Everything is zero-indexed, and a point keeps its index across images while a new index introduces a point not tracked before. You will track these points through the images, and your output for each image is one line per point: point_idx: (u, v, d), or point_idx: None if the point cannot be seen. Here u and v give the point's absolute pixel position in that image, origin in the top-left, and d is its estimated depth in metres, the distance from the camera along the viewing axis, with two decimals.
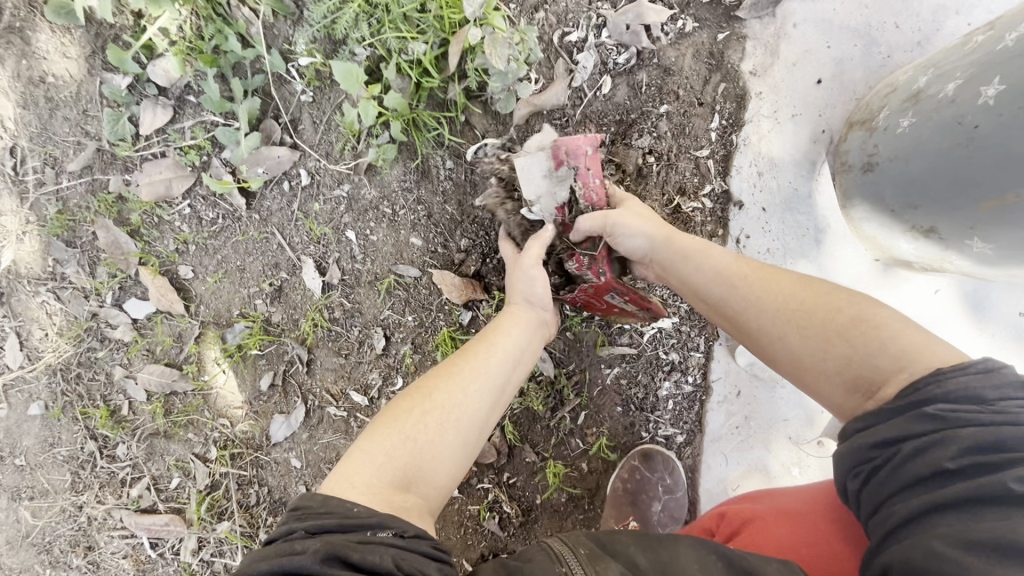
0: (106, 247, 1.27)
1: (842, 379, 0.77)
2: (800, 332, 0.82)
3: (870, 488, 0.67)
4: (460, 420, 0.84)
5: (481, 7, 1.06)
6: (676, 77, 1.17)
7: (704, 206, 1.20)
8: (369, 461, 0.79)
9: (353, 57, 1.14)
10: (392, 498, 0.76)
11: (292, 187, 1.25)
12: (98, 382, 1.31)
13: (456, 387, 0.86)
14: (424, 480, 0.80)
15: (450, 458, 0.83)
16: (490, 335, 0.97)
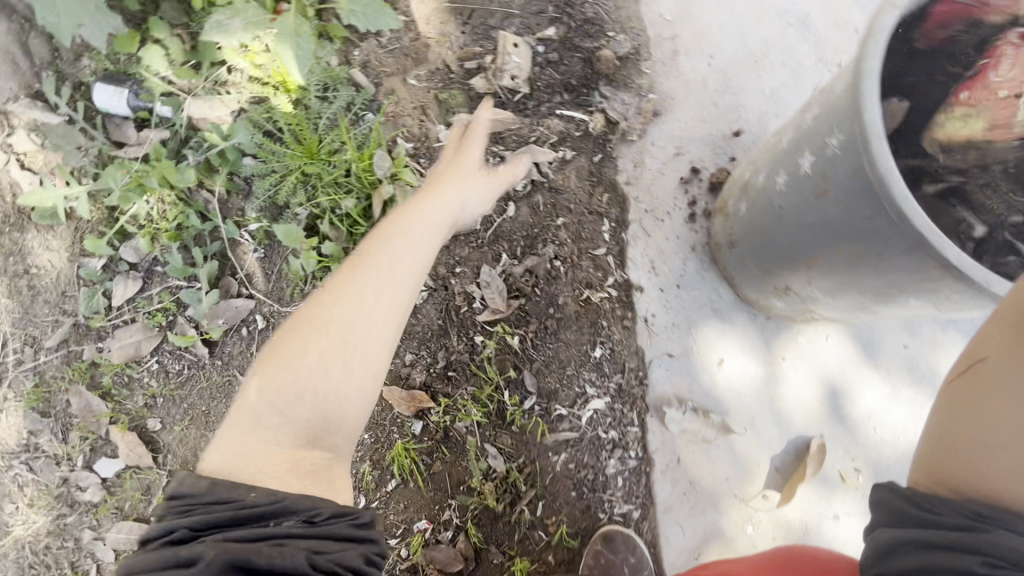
0: (79, 411, 1.37)
1: (971, 477, 0.64)
2: (983, 426, 0.65)
3: (914, 538, 0.61)
4: (357, 342, 0.89)
5: (391, 167, 1.34)
6: (566, 194, 1.41)
7: (610, 294, 1.38)
8: (268, 421, 0.85)
9: (296, 217, 1.34)
10: (299, 460, 0.84)
11: (250, 331, 1.40)
12: (66, 549, 1.33)
13: (342, 305, 0.91)
14: (336, 433, 0.87)
15: (354, 394, 0.88)
16: (377, 251, 0.97)
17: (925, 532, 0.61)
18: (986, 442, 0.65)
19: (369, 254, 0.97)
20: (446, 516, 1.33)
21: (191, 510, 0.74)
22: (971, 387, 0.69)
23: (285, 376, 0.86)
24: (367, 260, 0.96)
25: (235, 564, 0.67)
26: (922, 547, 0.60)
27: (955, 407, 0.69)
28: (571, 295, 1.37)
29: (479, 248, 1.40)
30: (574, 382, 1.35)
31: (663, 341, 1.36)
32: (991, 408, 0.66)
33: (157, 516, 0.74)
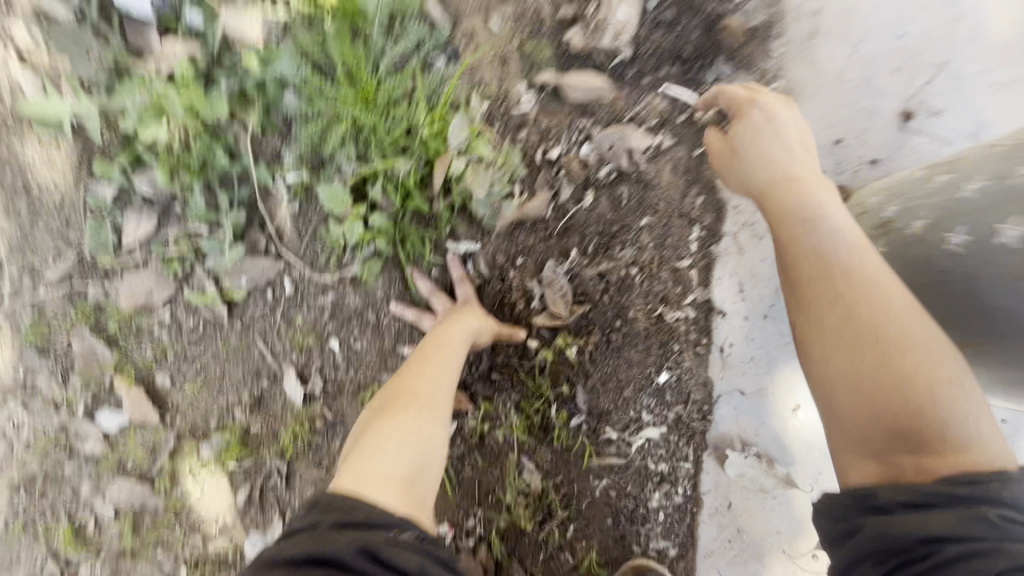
0: (81, 356, 1.24)
1: (887, 437, 0.80)
2: (861, 358, 0.81)
3: (869, 557, 0.75)
4: (438, 406, 1.05)
5: (465, 138, 1.12)
6: (656, 191, 1.21)
7: (687, 315, 1.20)
8: (380, 461, 0.97)
9: (340, 172, 1.15)
10: (410, 493, 0.96)
11: (276, 296, 1.24)
12: (64, 498, 1.25)
13: (425, 377, 1.07)
14: (425, 477, 1.00)
15: (438, 449, 1.03)
16: (445, 330, 1.13)
17: (853, 534, 0.78)
18: (878, 380, 0.80)
19: (438, 337, 1.12)
20: (470, 524, 1.23)
21: (342, 512, 0.88)
22: (838, 324, 0.84)
23: (390, 441, 1.00)
24: (436, 335, 1.12)
25: (364, 551, 0.81)
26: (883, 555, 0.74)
27: (844, 352, 0.83)
28: (643, 309, 1.20)
29: (546, 238, 1.20)
30: (630, 405, 1.21)
31: (736, 375, 1.21)
32: (863, 345, 0.82)
33: (308, 511, 0.91)
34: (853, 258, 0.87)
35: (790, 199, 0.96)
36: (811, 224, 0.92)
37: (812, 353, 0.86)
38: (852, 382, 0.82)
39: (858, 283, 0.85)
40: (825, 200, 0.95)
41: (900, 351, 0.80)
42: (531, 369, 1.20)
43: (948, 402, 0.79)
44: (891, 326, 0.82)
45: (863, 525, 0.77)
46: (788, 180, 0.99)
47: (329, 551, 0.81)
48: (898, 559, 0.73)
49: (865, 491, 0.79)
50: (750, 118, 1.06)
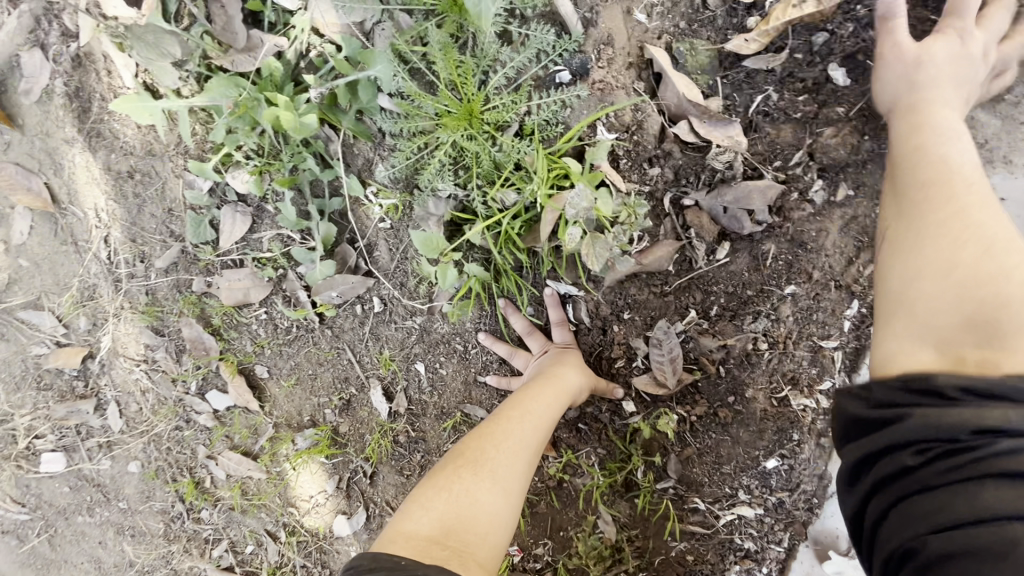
0: (190, 341, 1.31)
1: (957, 324, 0.65)
2: (931, 246, 0.69)
3: (910, 441, 0.62)
4: (491, 459, 0.92)
5: (590, 204, 0.89)
6: (811, 253, 0.97)
7: (818, 402, 1.02)
8: (413, 517, 0.87)
9: (436, 195, 1.01)
10: (430, 550, 0.82)
11: (365, 311, 1.20)
12: (185, 455, 1.41)
13: (487, 433, 0.95)
14: (465, 534, 0.85)
15: (485, 508, 0.88)
16: (528, 385, 1.02)
17: (879, 422, 0.65)
18: (954, 265, 0.67)
19: (519, 391, 1.02)
20: (539, 551, 1.24)
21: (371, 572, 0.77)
22: (924, 228, 0.71)
23: (427, 492, 0.90)
24: (518, 394, 1.01)
25: None
26: (919, 446, 0.61)
27: (924, 241, 0.70)
28: (764, 389, 1.04)
29: (660, 294, 1.04)
30: (726, 480, 1.10)
31: None
32: (955, 236, 0.68)
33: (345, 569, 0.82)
34: (936, 168, 0.74)
35: (917, 107, 0.78)
36: (943, 135, 0.75)
37: (902, 227, 0.73)
38: (926, 276, 0.69)
39: (951, 182, 0.72)
40: (962, 127, 0.77)
41: (984, 251, 0.66)
42: (622, 428, 1.13)
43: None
44: (1001, 227, 0.67)
45: (902, 414, 0.63)
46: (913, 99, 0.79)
47: None
48: (944, 448, 0.60)
49: (903, 393, 0.65)
50: (943, 45, 0.78)
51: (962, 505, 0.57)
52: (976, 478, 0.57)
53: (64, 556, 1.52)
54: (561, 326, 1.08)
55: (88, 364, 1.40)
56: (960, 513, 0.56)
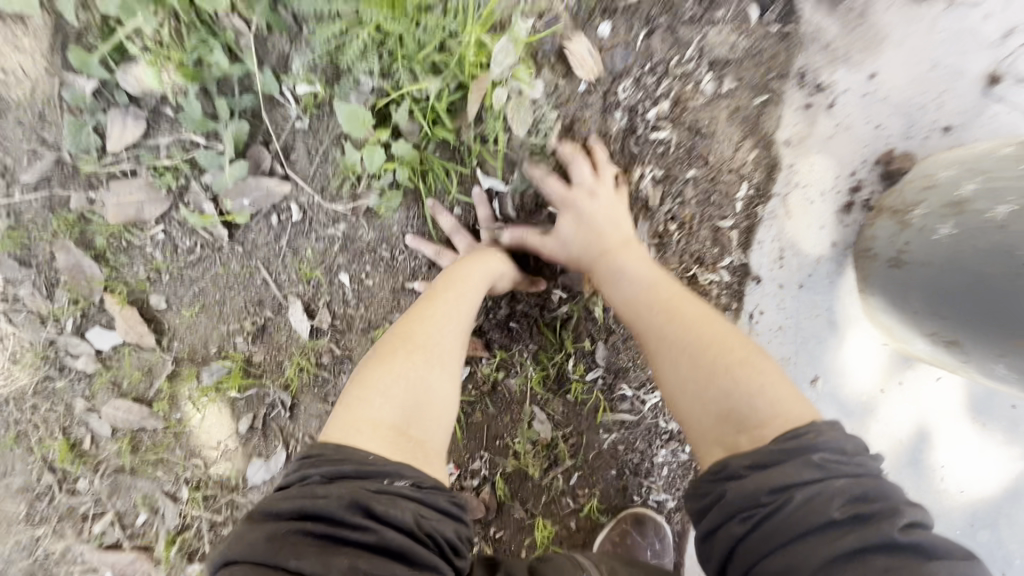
0: (66, 270, 1.14)
1: (716, 419, 0.83)
2: (687, 362, 0.88)
3: (736, 514, 0.73)
4: (436, 345, 0.92)
5: (511, 66, 0.97)
6: (707, 139, 1.10)
7: (721, 278, 1.15)
8: (368, 405, 0.85)
9: (358, 89, 1.02)
10: (397, 439, 0.83)
11: (281, 222, 1.13)
12: (56, 413, 1.21)
13: (429, 320, 0.95)
14: (422, 421, 0.87)
15: (440, 393, 0.89)
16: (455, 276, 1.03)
17: (711, 503, 0.77)
18: (697, 368, 0.87)
19: (446, 279, 1.02)
20: (475, 466, 1.24)
21: (338, 470, 0.77)
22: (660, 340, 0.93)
23: (377, 381, 0.88)
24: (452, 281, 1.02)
25: (361, 506, 0.72)
26: (746, 518, 0.72)
27: (673, 358, 0.90)
28: (676, 269, 1.14)
29: None
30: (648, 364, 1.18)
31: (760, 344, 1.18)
32: (684, 354, 0.89)
33: (294, 463, 0.81)
34: (643, 292, 0.99)
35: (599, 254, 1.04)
36: (613, 278, 1.03)
37: (656, 356, 0.93)
38: (689, 377, 0.87)
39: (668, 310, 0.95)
40: (626, 259, 1.03)
41: (706, 349, 0.88)
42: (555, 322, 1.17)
43: (752, 388, 0.82)
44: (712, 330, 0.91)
45: (719, 495, 0.76)
46: (601, 250, 1.04)
47: (319, 502, 0.73)
48: (760, 514, 0.71)
49: (716, 484, 0.77)
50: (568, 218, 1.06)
51: (801, 559, 0.67)
52: (799, 532, 0.68)
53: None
54: (490, 223, 1.11)
55: None
56: (801, 568, 0.67)
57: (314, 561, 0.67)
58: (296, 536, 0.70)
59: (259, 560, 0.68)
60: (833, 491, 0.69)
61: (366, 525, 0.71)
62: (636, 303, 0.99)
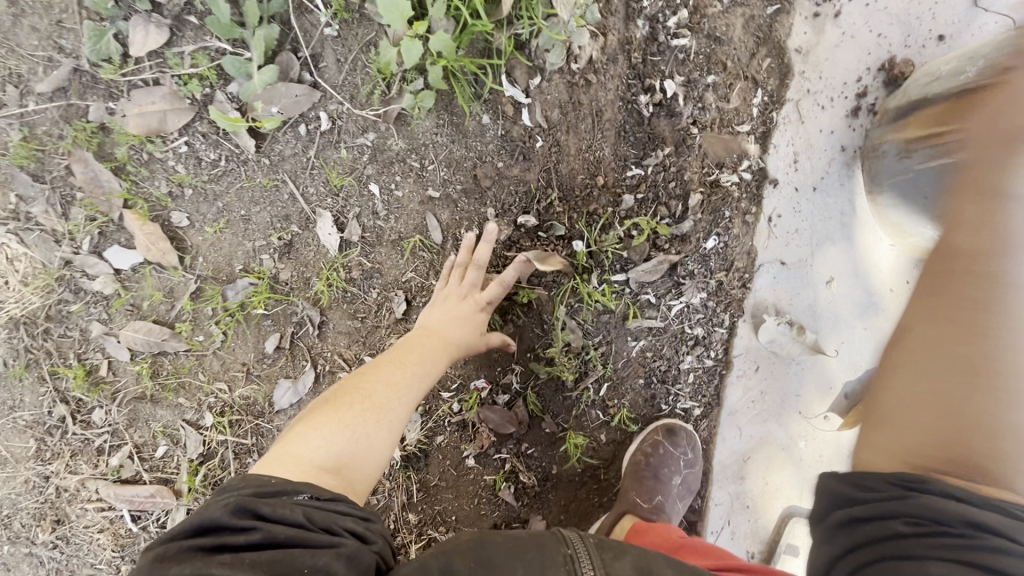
0: (84, 184, 1.11)
1: (940, 448, 0.76)
2: (928, 379, 0.81)
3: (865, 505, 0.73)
4: (391, 409, 0.97)
5: None
6: (725, 46, 1.16)
7: (741, 180, 1.20)
8: (307, 446, 0.88)
9: None
10: (322, 477, 0.86)
11: (310, 131, 1.14)
12: (71, 339, 1.17)
13: (384, 378, 1.01)
14: (355, 471, 0.91)
15: (378, 452, 0.94)
16: (427, 336, 1.09)
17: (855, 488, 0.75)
18: (936, 381, 0.81)
19: (420, 339, 1.08)
20: (507, 380, 1.24)
21: (237, 489, 0.79)
22: (937, 330, 0.85)
23: (321, 424, 0.92)
24: (415, 342, 1.08)
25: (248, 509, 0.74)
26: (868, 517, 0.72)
27: (922, 373, 0.82)
28: (700, 171, 1.18)
29: (605, 89, 1.15)
30: (673, 269, 1.21)
31: (778, 246, 1.24)
32: (947, 359, 0.82)
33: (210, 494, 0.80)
34: (967, 256, 0.89)
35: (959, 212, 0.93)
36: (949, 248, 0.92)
37: (894, 367, 0.86)
38: (936, 398, 0.79)
39: (976, 283, 0.86)
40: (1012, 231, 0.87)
41: (954, 369, 0.80)
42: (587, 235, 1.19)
43: (991, 437, 0.74)
44: (1014, 357, 0.79)
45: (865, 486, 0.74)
46: (974, 222, 0.90)
47: (207, 513, 0.73)
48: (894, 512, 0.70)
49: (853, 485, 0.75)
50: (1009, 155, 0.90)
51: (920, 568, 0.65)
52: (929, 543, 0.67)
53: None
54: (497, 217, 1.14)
55: None
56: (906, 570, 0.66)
57: (196, 565, 0.66)
58: (181, 551, 0.69)
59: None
60: (1001, 531, 0.66)
61: (251, 525, 0.72)
62: (952, 280, 0.88)
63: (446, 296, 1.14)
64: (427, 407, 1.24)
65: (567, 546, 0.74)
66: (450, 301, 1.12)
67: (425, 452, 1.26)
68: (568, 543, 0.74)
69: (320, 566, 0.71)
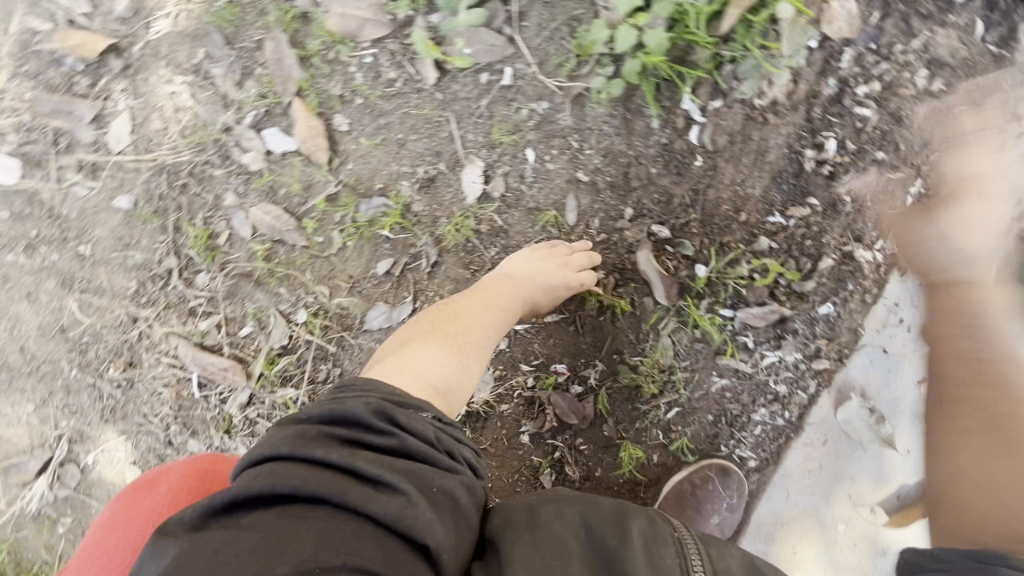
0: (269, 62, 1.15)
1: None
2: None
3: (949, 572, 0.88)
4: (488, 344, 1.04)
5: None
6: (904, 129, 1.17)
7: (873, 260, 1.21)
8: (420, 364, 0.93)
9: None
10: (435, 396, 0.91)
11: (490, 82, 1.16)
12: (203, 201, 1.20)
13: (484, 319, 1.06)
14: (455, 396, 0.96)
15: (473, 381, 1.00)
16: (507, 280, 1.12)
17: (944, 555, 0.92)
18: None
19: (500, 282, 1.12)
20: (586, 373, 1.27)
21: (370, 389, 0.83)
22: None
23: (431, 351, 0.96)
24: (497, 287, 1.11)
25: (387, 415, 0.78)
26: None
27: None
28: (838, 239, 1.19)
29: (776, 132, 1.16)
30: (779, 323, 1.22)
31: (887, 333, 1.24)
32: None
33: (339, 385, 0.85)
34: None
35: None
36: None
37: None
38: None
39: None
40: None
41: None
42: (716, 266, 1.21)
43: None
44: None
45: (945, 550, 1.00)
46: None
47: (349, 407, 0.78)
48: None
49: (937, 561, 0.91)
50: None
51: None
52: None
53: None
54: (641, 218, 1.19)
55: (109, 60, 1.16)
56: None
57: (340, 454, 0.72)
58: (328, 436, 0.74)
59: (283, 455, 0.71)
60: None
61: (389, 431, 0.76)
62: None
63: (533, 250, 1.17)
64: (503, 373, 1.27)
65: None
66: (536, 256, 1.15)
67: (485, 415, 1.29)
68: None
69: (449, 487, 0.75)
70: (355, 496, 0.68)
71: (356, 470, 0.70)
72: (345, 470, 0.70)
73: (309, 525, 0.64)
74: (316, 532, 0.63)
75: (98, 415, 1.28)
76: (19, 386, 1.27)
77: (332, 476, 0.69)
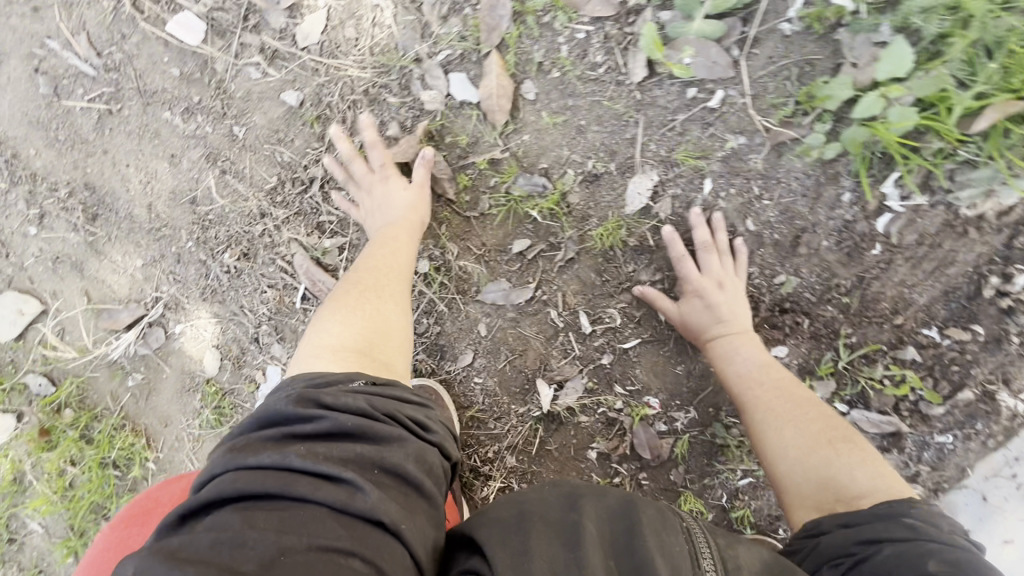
0: (482, 7, 1.11)
1: None
2: None
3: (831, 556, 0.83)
4: (390, 286, 1.03)
5: None
6: None
7: (1015, 408, 1.13)
8: (324, 338, 0.93)
9: (867, 36, 1.00)
10: (356, 356, 0.90)
11: (694, 98, 1.10)
12: (367, 122, 1.17)
13: (387, 276, 1.05)
14: (385, 347, 0.95)
15: (397, 324, 0.99)
16: (405, 226, 1.11)
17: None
18: None
19: (400, 231, 1.10)
20: (675, 415, 1.23)
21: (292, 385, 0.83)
22: None
23: (333, 327, 0.95)
24: (402, 236, 1.10)
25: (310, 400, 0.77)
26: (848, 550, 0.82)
27: None
28: (987, 375, 1.12)
29: (969, 248, 1.08)
30: (891, 435, 1.17)
31: (995, 483, 1.18)
32: None
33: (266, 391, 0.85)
34: None
35: None
36: None
37: None
38: None
39: None
40: None
41: None
42: (850, 357, 1.15)
43: None
44: None
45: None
46: None
47: (265, 409, 0.77)
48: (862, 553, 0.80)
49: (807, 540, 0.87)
50: None
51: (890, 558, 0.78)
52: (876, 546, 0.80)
53: (104, 147, 1.23)
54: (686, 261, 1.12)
55: None
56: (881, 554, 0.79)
57: (273, 454, 0.70)
58: (258, 441, 0.73)
59: (220, 471, 0.70)
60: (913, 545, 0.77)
61: (318, 415, 0.75)
62: None
63: (365, 187, 1.14)
64: (594, 387, 1.24)
65: (685, 520, 0.74)
66: (374, 186, 1.13)
67: (561, 420, 1.26)
68: (683, 516, 0.75)
69: (399, 462, 0.73)
70: (303, 485, 0.67)
71: (292, 465, 0.69)
72: (281, 466, 0.69)
73: (268, 514, 0.64)
74: (274, 518, 0.63)
75: (200, 291, 1.29)
76: (135, 240, 1.27)
77: (270, 475, 0.68)
